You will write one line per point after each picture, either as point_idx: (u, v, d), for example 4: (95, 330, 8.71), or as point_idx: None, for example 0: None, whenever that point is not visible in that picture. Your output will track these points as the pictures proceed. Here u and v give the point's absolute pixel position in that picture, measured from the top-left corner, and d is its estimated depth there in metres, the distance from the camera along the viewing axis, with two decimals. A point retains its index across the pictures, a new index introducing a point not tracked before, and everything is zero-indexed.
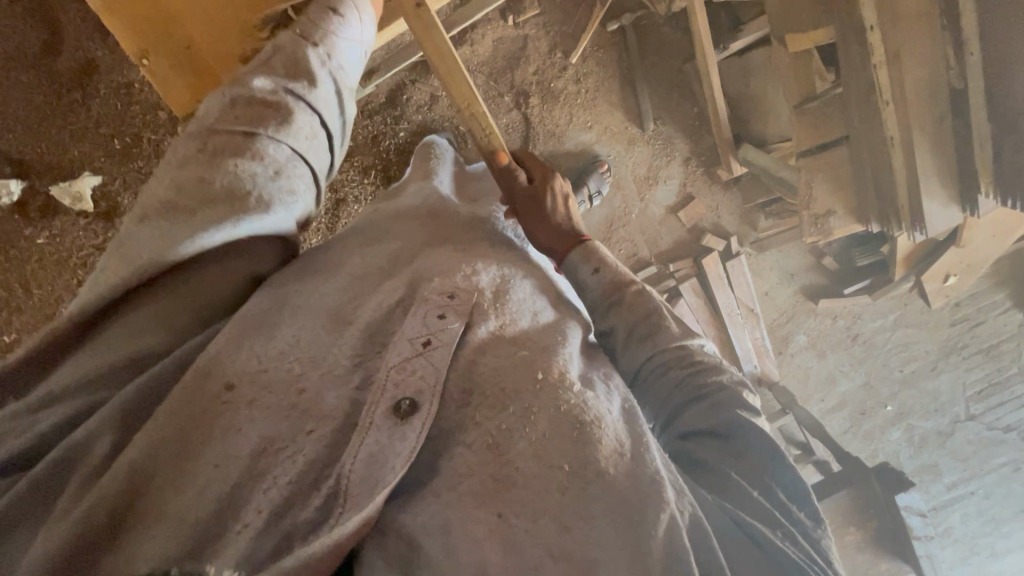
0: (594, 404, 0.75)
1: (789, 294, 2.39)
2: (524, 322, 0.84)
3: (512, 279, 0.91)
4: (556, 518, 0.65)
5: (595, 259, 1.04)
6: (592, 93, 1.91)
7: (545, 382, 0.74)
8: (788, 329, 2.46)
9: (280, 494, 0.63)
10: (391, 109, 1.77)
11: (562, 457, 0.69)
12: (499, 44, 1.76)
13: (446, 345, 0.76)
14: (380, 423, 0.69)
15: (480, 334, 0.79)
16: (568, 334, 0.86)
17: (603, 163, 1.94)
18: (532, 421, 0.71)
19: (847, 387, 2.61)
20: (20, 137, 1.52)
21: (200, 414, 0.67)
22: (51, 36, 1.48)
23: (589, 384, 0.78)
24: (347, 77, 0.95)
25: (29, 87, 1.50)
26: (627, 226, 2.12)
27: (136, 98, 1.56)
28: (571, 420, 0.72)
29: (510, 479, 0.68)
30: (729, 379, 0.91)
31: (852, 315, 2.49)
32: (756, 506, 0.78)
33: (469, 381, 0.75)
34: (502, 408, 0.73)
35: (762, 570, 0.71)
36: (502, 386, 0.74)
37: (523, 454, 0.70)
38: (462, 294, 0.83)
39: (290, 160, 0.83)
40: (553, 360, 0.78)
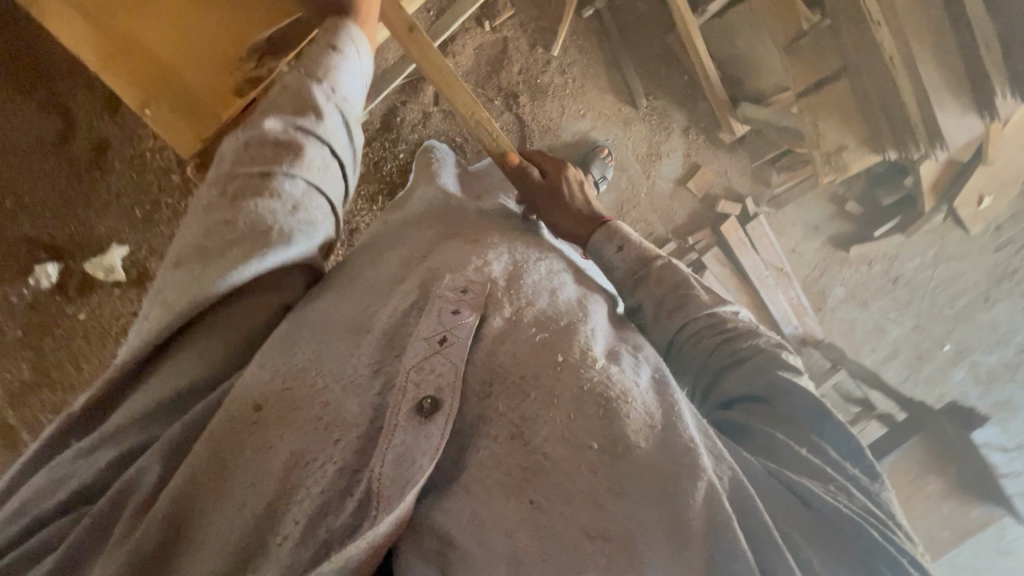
0: (619, 379, 0.73)
1: (817, 246, 2.32)
2: (541, 302, 0.84)
3: (525, 264, 0.92)
4: (588, 497, 0.64)
5: (617, 237, 1.06)
6: (579, 81, 1.92)
7: (566, 363, 0.74)
8: (823, 283, 2.38)
9: (313, 504, 0.64)
10: (387, 133, 1.81)
11: (590, 435, 0.68)
12: (481, 51, 1.79)
13: (460, 340, 0.75)
14: (409, 427, 0.67)
15: (494, 324, 0.79)
16: (590, 309, 0.88)
17: (603, 148, 1.95)
18: (555, 406, 0.70)
19: (897, 333, 2.50)
20: (49, 223, 1.60)
21: (236, 440, 0.68)
22: (66, 124, 1.58)
23: (613, 358, 0.77)
24: (351, 108, 0.96)
25: (52, 175, 1.59)
26: (638, 206, 2.11)
27: (150, 165, 1.65)
28: (595, 397, 0.71)
29: (539, 464, 0.67)
30: (765, 342, 0.89)
31: (887, 258, 2.40)
32: (807, 463, 0.74)
33: (488, 368, 0.74)
34: (523, 395, 0.72)
35: (816, 531, 0.67)
36: (522, 373, 0.73)
37: (551, 439, 0.68)
38: (475, 287, 0.83)
39: (306, 192, 0.86)
40: (573, 340, 0.78)
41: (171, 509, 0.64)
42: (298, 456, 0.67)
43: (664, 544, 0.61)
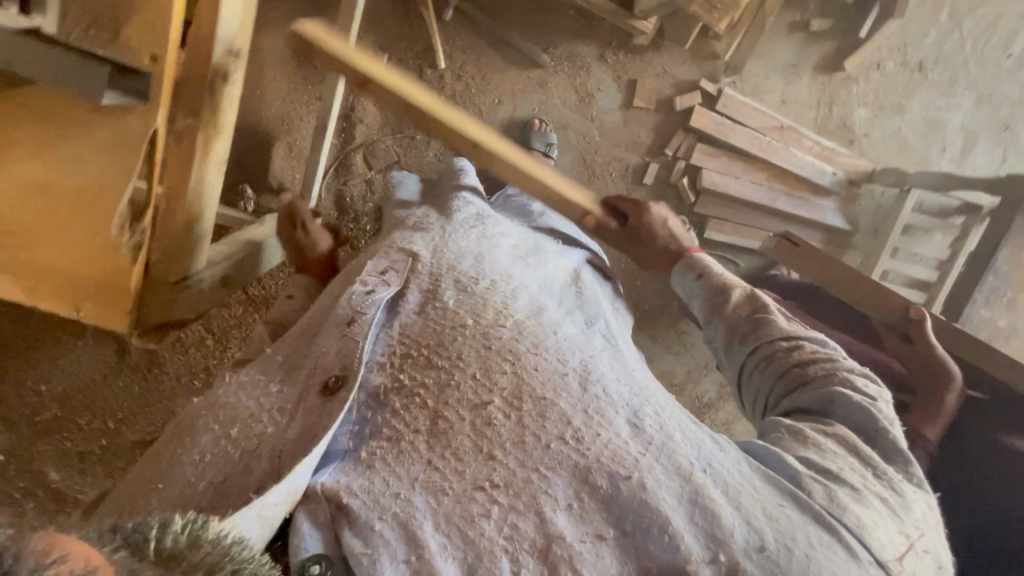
0: (530, 330, 0.90)
1: (808, 82, 2.06)
2: (463, 263, 1.03)
3: (444, 241, 1.10)
4: (484, 449, 0.74)
5: (698, 266, 1.23)
6: (478, 75, 1.92)
7: (475, 325, 0.88)
8: (838, 115, 2.11)
9: (217, 481, 0.74)
10: (346, 215, 1.95)
11: (498, 389, 0.79)
12: (381, 103, 1.90)
13: (366, 320, 0.86)
14: (319, 405, 0.78)
15: (410, 300, 0.93)
16: (518, 270, 1.09)
17: (534, 120, 1.97)
18: (460, 367, 0.82)
19: (960, 118, 2.17)
20: (145, 425, 1.92)
21: (172, 445, 0.81)
22: (116, 345, 1.90)
23: (528, 312, 0.95)
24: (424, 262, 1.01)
25: (127, 388, 1.91)
26: (599, 151, 2.05)
27: (189, 342, 1.93)
28: (498, 354, 0.84)
29: (443, 426, 0.76)
30: (841, 368, 0.96)
31: (898, 49, 2.07)
32: (805, 430, 0.86)
33: (406, 339, 0.86)
34: (429, 364, 0.82)
35: (778, 497, 0.75)
36: (427, 342, 0.85)
37: (462, 382, 0.80)
38: (403, 270, 1.00)
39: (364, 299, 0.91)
40: (488, 302, 0.94)
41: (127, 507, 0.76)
42: (226, 435, 0.78)
43: (563, 491, 0.72)
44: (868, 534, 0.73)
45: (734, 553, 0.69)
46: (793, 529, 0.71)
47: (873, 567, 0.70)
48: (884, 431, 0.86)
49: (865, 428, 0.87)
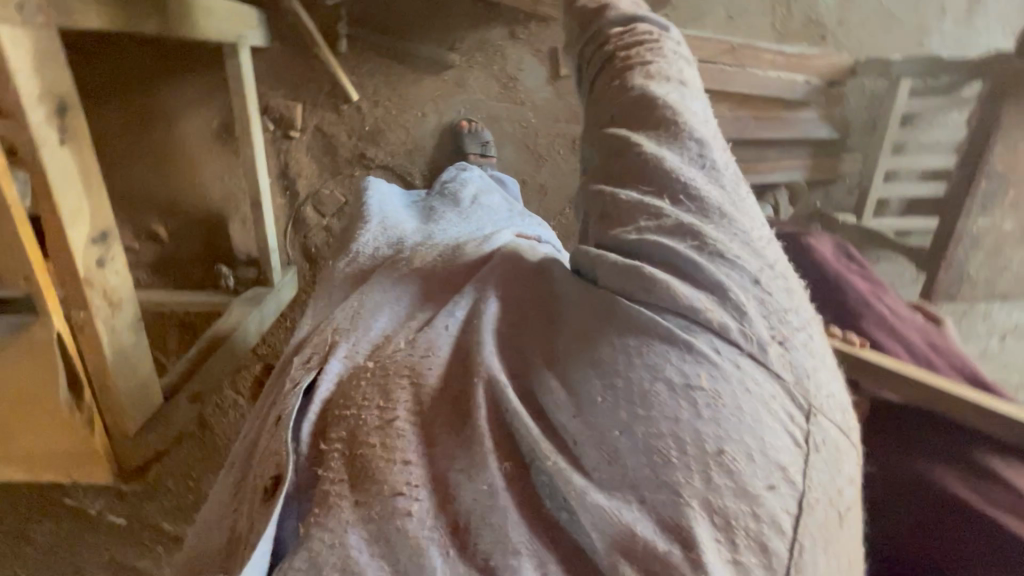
0: (424, 344, 0.71)
1: None
2: (377, 324, 0.80)
3: (366, 298, 0.86)
4: (402, 466, 0.57)
5: (631, 31, 0.95)
6: (393, 94, 1.86)
7: (374, 363, 0.70)
8: (799, 12, 1.84)
9: None
10: (316, 265, 1.99)
11: (400, 402, 0.62)
12: (311, 150, 1.89)
13: (287, 414, 0.64)
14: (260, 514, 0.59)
15: (332, 372, 0.70)
16: (436, 286, 0.89)
17: (463, 122, 1.89)
18: (363, 406, 0.63)
19: None
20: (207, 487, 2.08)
21: None
22: None
23: (434, 324, 0.75)
24: (358, 333, 0.77)
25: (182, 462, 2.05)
26: (540, 133, 1.95)
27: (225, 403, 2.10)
28: (397, 377, 0.66)
29: (363, 460, 0.58)
30: (649, 52, 0.90)
31: None
32: (621, 203, 0.73)
33: (325, 408, 0.65)
34: (342, 415, 0.63)
35: (588, 342, 0.63)
36: (333, 403, 0.66)
37: (366, 427, 0.61)
38: (320, 346, 0.77)
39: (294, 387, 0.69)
40: (414, 342, 0.72)
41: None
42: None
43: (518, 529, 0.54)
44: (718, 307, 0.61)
45: (583, 431, 0.58)
46: (617, 369, 0.60)
47: (698, 340, 0.60)
48: (675, 129, 0.76)
49: (663, 123, 0.77)
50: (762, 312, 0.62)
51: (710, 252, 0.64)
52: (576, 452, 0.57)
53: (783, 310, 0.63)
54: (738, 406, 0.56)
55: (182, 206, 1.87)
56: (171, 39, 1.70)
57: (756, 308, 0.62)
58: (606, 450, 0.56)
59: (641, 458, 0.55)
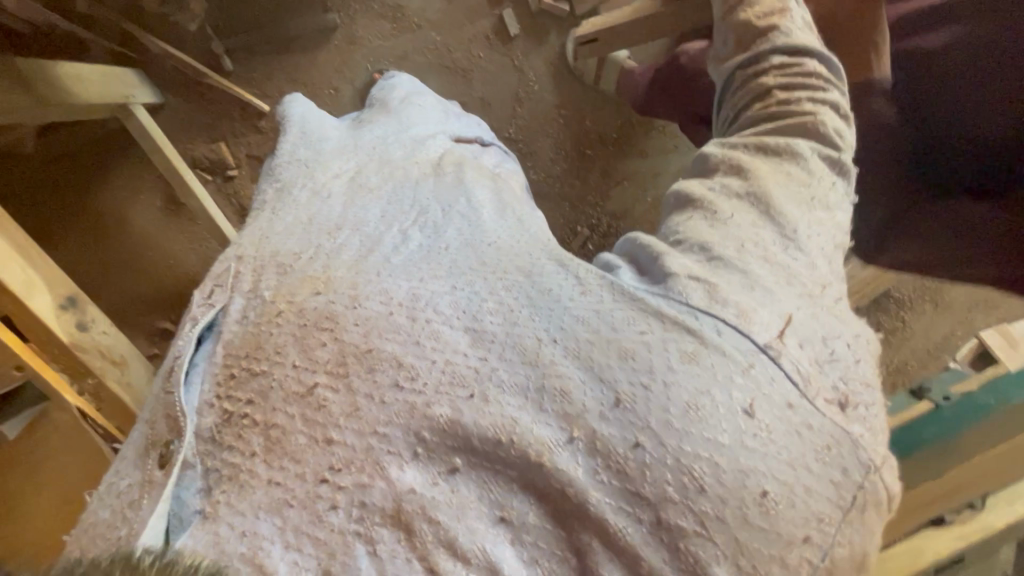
0: (348, 285, 0.69)
1: None
2: (284, 244, 0.78)
3: (271, 218, 0.83)
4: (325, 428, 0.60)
5: (796, 58, 0.82)
6: (299, 87, 1.79)
7: (285, 310, 0.68)
8: None
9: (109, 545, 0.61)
10: None
11: (323, 366, 0.63)
12: (256, 180, 1.84)
13: (180, 364, 0.68)
14: (163, 482, 0.62)
15: (234, 310, 0.72)
16: (356, 212, 0.81)
17: (377, 75, 1.79)
18: (281, 363, 0.64)
19: None
20: None
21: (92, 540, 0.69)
22: None
23: (327, 250, 0.75)
24: (258, 267, 0.76)
25: None
26: (454, 46, 1.85)
27: None
28: (315, 333, 0.65)
29: (278, 434, 0.61)
30: (823, 104, 0.78)
31: None
32: (708, 203, 0.71)
33: (229, 357, 0.67)
34: (251, 377, 0.65)
35: (618, 340, 0.61)
36: (246, 352, 0.66)
37: (280, 397, 0.62)
38: (221, 279, 0.76)
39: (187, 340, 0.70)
40: (304, 281, 0.71)
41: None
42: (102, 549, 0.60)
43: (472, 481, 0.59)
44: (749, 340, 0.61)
45: (588, 427, 0.58)
46: (641, 359, 0.60)
47: (754, 360, 0.60)
48: (778, 154, 0.74)
49: (741, 168, 0.73)
50: (802, 348, 0.62)
51: (745, 280, 0.64)
52: (565, 425, 0.59)
53: (829, 360, 0.63)
54: (771, 423, 0.58)
55: (170, 292, 1.84)
56: (83, 142, 1.71)
57: (819, 355, 0.62)
58: (608, 451, 0.57)
59: (633, 450, 0.57)
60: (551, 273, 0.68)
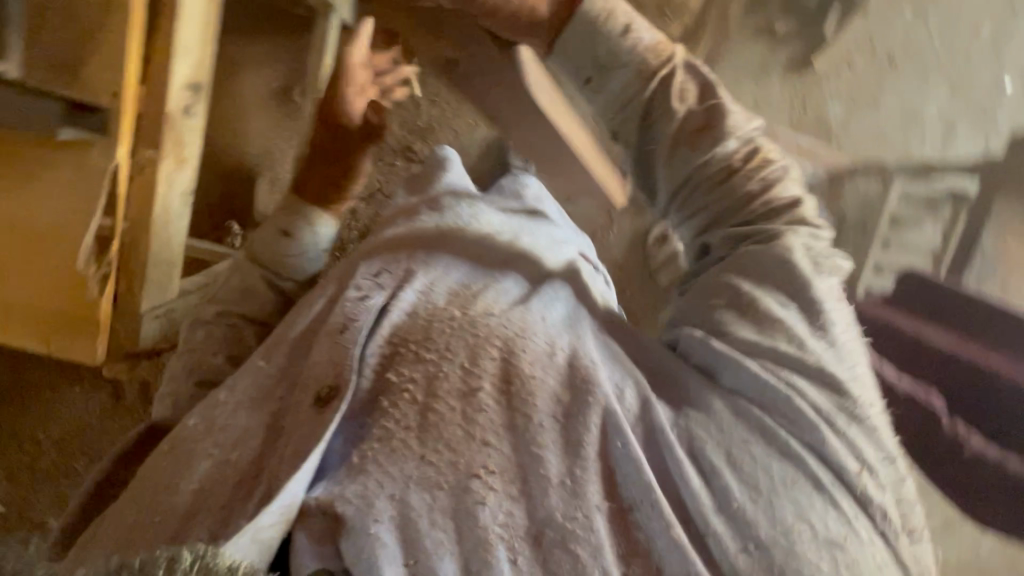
0: (525, 324, 0.78)
1: (780, 82, 2.08)
2: (447, 264, 0.87)
3: (445, 231, 0.94)
4: (478, 437, 0.68)
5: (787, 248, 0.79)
6: (448, 98, 1.95)
7: (464, 316, 0.77)
8: (811, 111, 2.13)
9: (230, 481, 0.71)
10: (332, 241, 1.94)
11: (487, 375, 0.72)
12: None
13: (357, 327, 0.75)
14: (312, 416, 0.70)
15: (404, 301, 0.80)
16: (507, 259, 0.91)
17: (511, 139, 1.96)
18: (450, 359, 0.73)
19: (938, 105, 2.16)
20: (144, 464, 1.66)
21: (151, 479, 0.75)
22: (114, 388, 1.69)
23: (494, 288, 0.84)
24: (435, 273, 0.85)
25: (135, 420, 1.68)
26: None
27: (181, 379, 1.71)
28: (484, 349, 0.74)
29: (432, 417, 0.69)
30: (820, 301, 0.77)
31: (865, 45, 2.10)
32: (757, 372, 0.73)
33: (395, 337, 0.76)
34: (420, 358, 0.73)
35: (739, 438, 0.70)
36: (418, 341, 0.75)
37: (448, 390, 0.71)
38: (392, 269, 0.85)
39: (360, 307, 0.78)
40: (478, 301, 0.81)
41: (117, 537, 0.71)
42: (227, 458, 0.72)
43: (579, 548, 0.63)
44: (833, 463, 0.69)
45: (704, 509, 0.66)
46: (757, 471, 0.67)
47: (830, 502, 0.66)
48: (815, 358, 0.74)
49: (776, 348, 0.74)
50: (842, 513, 0.66)
51: (787, 447, 0.68)
52: (681, 504, 0.67)
53: (856, 536, 0.65)
54: (852, 558, 0.64)
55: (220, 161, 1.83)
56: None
57: (870, 531, 0.66)
58: (728, 535, 0.65)
59: (735, 550, 0.64)
60: (681, 370, 0.78)
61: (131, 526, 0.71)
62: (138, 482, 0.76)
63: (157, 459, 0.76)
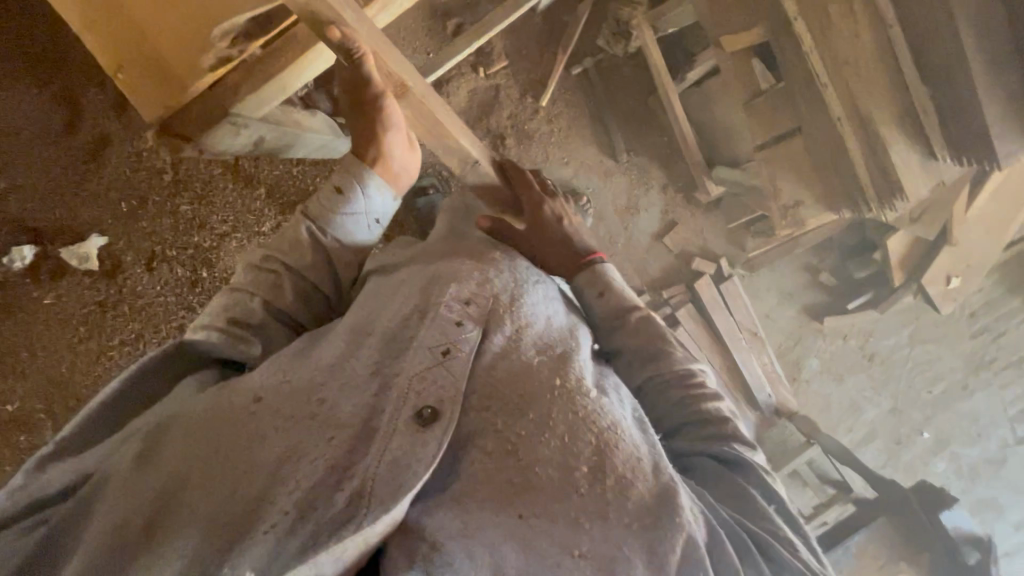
0: (609, 411, 0.88)
1: (791, 314, 2.32)
2: (536, 326, 0.96)
3: (524, 286, 1.01)
4: (573, 517, 0.78)
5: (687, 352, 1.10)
6: (563, 130, 2.01)
7: (562, 389, 0.87)
8: (798, 353, 2.36)
9: (303, 494, 0.68)
10: None
11: (585, 456, 0.82)
12: (473, 94, 1.89)
13: (462, 354, 0.84)
14: (410, 433, 0.74)
15: (496, 343, 0.89)
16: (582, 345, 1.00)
17: (583, 195, 2.03)
18: (551, 428, 0.83)
19: (876, 415, 2.48)
20: (33, 205, 1.73)
21: (221, 435, 0.73)
22: (72, 118, 1.74)
23: (603, 391, 0.92)
24: (535, 330, 0.95)
25: (47, 161, 1.73)
26: (614, 256, 2.15)
27: (144, 164, 1.80)
28: (588, 426, 0.84)
29: (528, 481, 0.79)
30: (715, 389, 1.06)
31: (862, 334, 2.40)
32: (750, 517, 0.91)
33: (488, 384, 0.84)
34: (523, 414, 0.83)
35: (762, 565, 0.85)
36: (519, 391, 0.85)
37: (541, 458, 0.80)
38: (479, 305, 0.93)
39: (459, 335, 0.86)
40: (569, 370, 0.91)
41: (164, 486, 0.69)
42: (297, 453, 0.72)
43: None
44: (795, 541, 0.92)
45: None
46: None
47: None
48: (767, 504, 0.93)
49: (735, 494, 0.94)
50: None
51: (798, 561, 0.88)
52: None
53: None
54: None
55: None
56: None
57: None
58: None
59: None
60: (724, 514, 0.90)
61: (184, 483, 0.69)
62: (206, 416, 0.75)
63: (227, 419, 0.74)
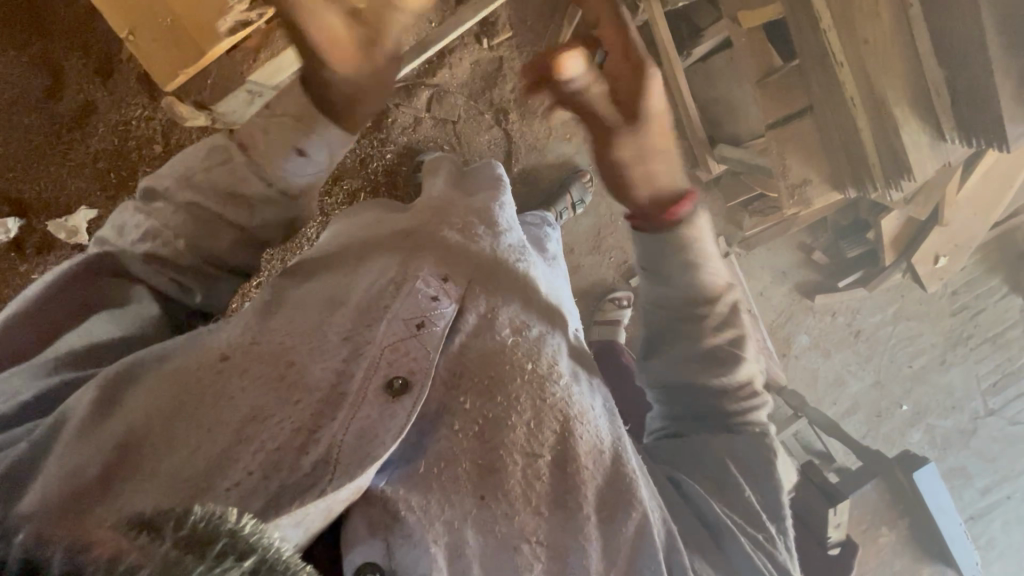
0: (578, 399, 0.83)
1: (784, 291, 2.39)
2: (515, 304, 0.87)
3: (504, 263, 0.92)
4: (532, 503, 0.73)
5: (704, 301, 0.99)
6: (567, 105, 1.99)
7: (534, 373, 0.80)
8: (788, 329, 2.43)
9: (267, 457, 0.62)
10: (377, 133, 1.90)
11: (547, 446, 0.76)
12: (477, 66, 1.85)
13: (436, 333, 0.75)
14: (379, 410, 0.68)
15: (469, 322, 0.81)
16: (558, 319, 0.94)
17: (585, 172, 2.01)
18: (517, 413, 0.75)
19: (857, 389, 2.56)
20: (19, 177, 1.67)
21: (188, 397, 0.65)
22: (55, 84, 1.65)
23: (574, 379, 0.86)
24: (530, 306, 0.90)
25: (31, 128, 1.65)
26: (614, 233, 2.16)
27: (133, 134, 1.70)
28: (554, 412, 0.78)
29: (496, 463, 0.72)
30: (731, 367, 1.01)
31: (851, 311, 2.48)
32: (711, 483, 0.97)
33: (455, 365, 0.76)
34: (491, 396, 0.75)
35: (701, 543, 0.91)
36: (492, 374, 0.77)
37: (513, 445, 0.74)
38: (457, 276, 0.85)
39: (431, 306, 0.78)
40: (542, 352, 0.84)
41: (126, 437, 0.60)
42: (262, 417, 0.65)
43: None
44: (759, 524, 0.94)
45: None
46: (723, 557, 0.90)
47: None
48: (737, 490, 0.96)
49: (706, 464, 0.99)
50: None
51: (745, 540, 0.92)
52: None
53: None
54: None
55: None
56: None
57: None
58: None
59: None
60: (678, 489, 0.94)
61: (144, 438, 0.61)
62: (174, 373, 0.68)
63: (196, 374, 0.68)
